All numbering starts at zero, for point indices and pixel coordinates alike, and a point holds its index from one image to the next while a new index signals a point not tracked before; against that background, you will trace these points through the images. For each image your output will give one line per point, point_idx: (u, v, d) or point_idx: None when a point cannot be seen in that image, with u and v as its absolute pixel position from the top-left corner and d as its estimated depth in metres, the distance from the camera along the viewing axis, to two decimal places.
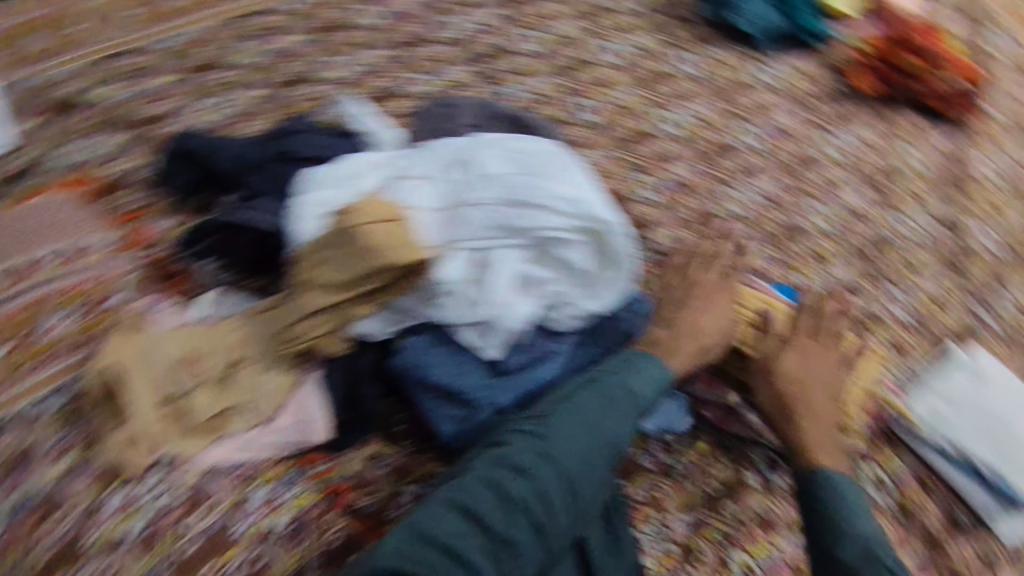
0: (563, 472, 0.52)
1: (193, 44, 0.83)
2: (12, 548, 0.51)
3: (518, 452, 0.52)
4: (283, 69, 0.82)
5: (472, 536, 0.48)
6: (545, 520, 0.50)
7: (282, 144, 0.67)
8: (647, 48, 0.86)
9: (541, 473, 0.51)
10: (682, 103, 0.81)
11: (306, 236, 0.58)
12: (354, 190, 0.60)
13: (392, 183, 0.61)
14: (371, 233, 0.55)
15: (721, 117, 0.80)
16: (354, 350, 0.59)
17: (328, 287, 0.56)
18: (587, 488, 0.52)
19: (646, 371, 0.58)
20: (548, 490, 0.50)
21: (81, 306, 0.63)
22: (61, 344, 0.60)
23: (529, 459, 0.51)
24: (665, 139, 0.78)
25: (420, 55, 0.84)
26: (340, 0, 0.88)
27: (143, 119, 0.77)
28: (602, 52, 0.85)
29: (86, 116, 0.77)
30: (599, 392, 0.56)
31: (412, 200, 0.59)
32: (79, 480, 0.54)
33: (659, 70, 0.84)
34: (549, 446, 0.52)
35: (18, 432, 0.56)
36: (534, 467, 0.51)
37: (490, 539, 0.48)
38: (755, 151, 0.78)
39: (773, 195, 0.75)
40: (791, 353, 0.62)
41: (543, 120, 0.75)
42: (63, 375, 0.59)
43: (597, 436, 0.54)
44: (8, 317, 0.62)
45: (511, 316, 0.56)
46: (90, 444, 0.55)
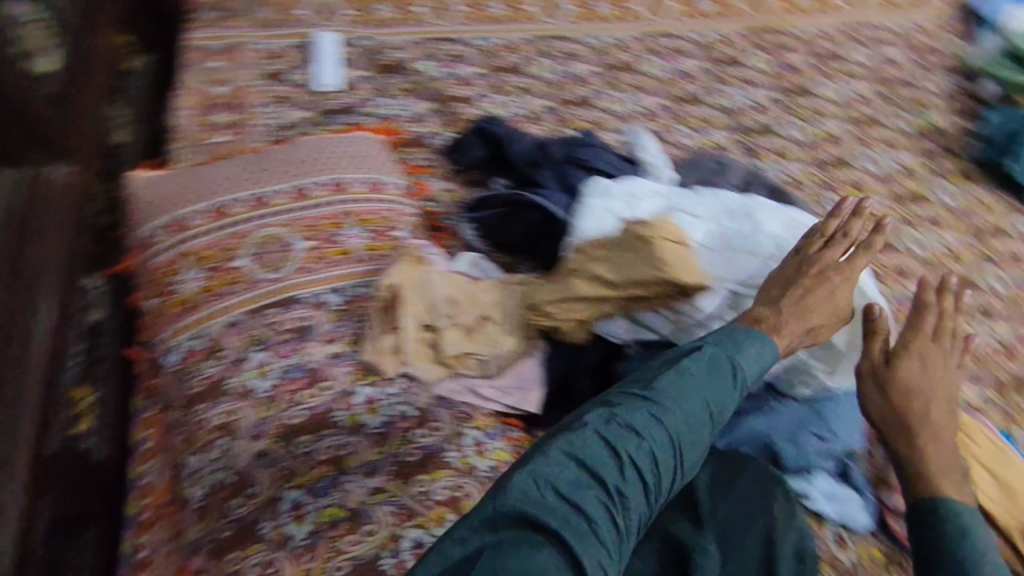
0: (670, 436, 0.53)
1: (503, 49, 0.95)
2: (279, 400, 0.61)
3: (633, 415, 0.53)
4: (571, 89, 0.92)
5: (590, 488, 0.50)
6: (653, 479, 0.52)
7: (575, 153, 0.77)
8: (909, 168, 0.89)
9: (654, 436, 0.52)
10: (932, 228, 0.83)
11: (591, 235, 0.66)
12: (637, 207, 0.68)
13: (673, 212, 0.67)
14: (659, 248, 0.62)
15: (969, 254, 0.82)
16: (585, 345, 0.66)
17: (601, 282, 0.63)
18: (691, 452, 0.54)
19: (755, 349, 0.59)
20: (659, 453, 0.52)
21: (375, 230, 0.72)
22: (354, 254, 0.70)
23: (632, 417, 0.53)
24: (908, 255, 0.80)
25: (691, 112, 0.91)
26: (633, 46, 0.98)
27: (450, 96, 0.90)
28: (862, 159, 0.89)
29: (406, 81, 0.91)
30: (709, 367, 0.57)
31: (692, 233, 0.66)
32: (341, 366, 0.63)
33: (917, 191, 0.87)
34: (660, 409, 0.54)
35: (304, 311, 0.65)
36: (642, 426, 0.52)
37: (606, 491, 0.50)
38: (997, 295, 0.79)
39: (1004, 343, 0.76)
40: (906, 376, 0.63)
41: (798, 202, 0.80)
42: (349, 279, 0.68)
43: (703, 402, 0.55)
44: (319, 220, 0.71)
45: (754, 359, 0.65)
46: (355, 340, 0.65)
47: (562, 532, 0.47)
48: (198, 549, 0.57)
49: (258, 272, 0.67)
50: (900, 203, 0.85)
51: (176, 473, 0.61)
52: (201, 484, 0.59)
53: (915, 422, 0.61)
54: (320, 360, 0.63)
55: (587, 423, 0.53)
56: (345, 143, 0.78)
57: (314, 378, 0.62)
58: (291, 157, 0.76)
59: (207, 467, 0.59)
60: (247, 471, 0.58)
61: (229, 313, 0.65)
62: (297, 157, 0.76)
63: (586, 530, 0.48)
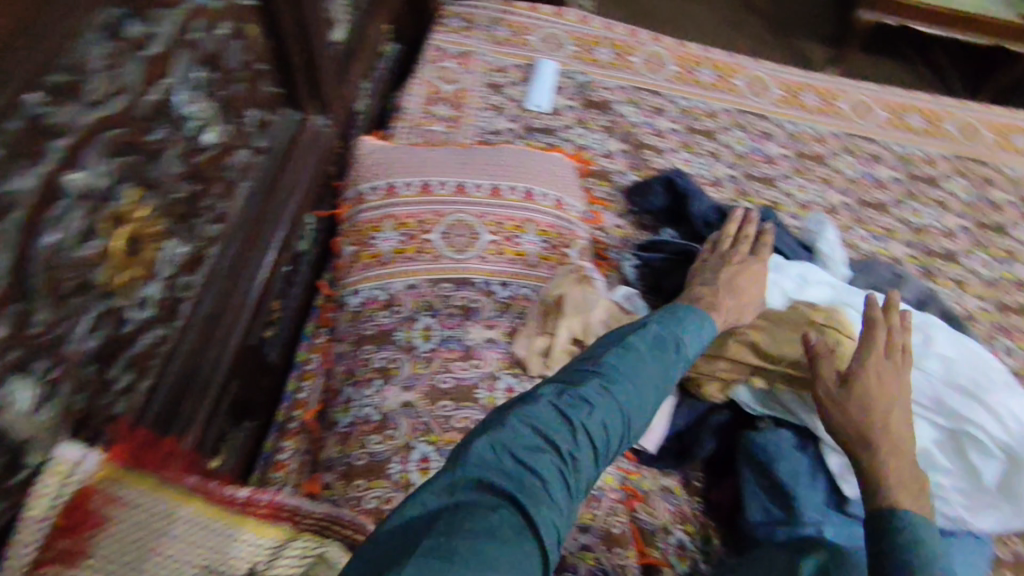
0: (620, 407, 0.54)
1: (703, 113, 1.00)
2: (435, 363, 0.67)
3: (585, 389, 0.53)
4: (759, 165, 0.95)
5: (547, 452, 0.47)
6: (599, 446, 0.51)
7: (754, 225, 0.80)
8: None
9: (604, 403, 0.53)
10: None
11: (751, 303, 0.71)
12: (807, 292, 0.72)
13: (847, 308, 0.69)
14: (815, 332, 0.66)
15: None
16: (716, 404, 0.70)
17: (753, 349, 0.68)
18: (637, 424, 0.55)
19: (690, 335, 0.63)
20: (608, 420, 0.52)
21: (551, 242, 0.78)
22: (528, 258, 0.76)
23: (586, 392, 0.53)
24: None
25: (875, 219, 0.91)
26: (831, 142, 0.99)
27: (643, 144, 0.96)
28: None
29: (606, 120, 0.98)
30: (650, 350, 0.59)
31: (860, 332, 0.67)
32: (494, 352, 0.69)
33: None
34: (608, 382, 0.55)
35: (474, 295, 0.72)
36: (590, 396, 0.53)
37: (561, 454, 0.48)
38: None
39: None
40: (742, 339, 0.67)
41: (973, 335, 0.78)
42: (519, 278, 0.74)
43: (648, 380, 0.57)
44: (506, 219, 0.78)
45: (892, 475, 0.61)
46: (510, 333, 0.70)
47: (519, 493, 0.43)
48: (331, 467, 0.63)
49: (445, 250, 0.74)
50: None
51: (329, 397, 0.69)
52: (349, 413, 0.65)
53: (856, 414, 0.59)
54: (478, 342, 0.69)
55: (544, 406, 0.51)
56: (541, 158, 0.85)
57: (467, 355, 0.68)
58: (492, 158, 0.83)
59: (359, 399, 0.65)
60: (391, 415, 0.64)
61: (412, 275, 0.73)
62: (498, 160, 0.83)
63: (543, 494, 0.45)
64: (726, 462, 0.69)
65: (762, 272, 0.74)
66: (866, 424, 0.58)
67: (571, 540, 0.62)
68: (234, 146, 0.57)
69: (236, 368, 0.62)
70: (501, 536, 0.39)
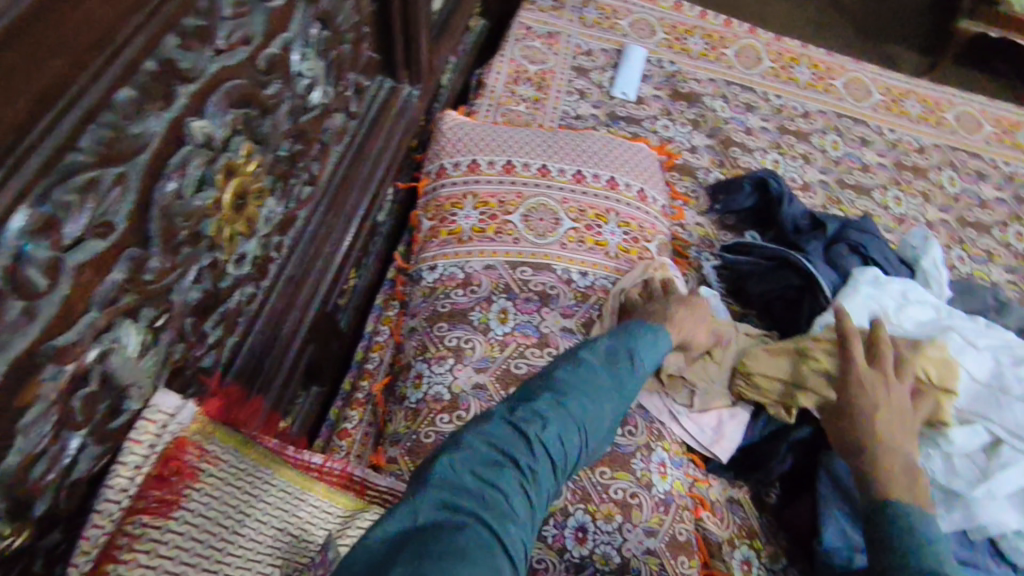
0: (574, 421, 0.48)
1: (795, 113, 0.96)
2: (507, 347, 0.65)
3: (540, 404, 0.47)
4: (852, 172, 0.90)
5: (504, 467, 0.42)
6: (560, 464, 0.45)
7: (852, 234, 0.76)
8: None
9: (563, 416, 0.47)
10: None
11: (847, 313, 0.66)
12: (905, 310, 0.67)
13: (946, 330, 0.65)
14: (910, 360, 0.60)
15: None
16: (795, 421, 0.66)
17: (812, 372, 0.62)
18: (594, 438, 0.49)
19: (648, 347, 0.58)
20: (568, 436, 0.46)
21: (632, 233, 0.76)
22: (608, 247, 0.74)
23: (539, 406, 0.47)
24: None
25: (973, 239, 0.86)
26: (931, 154, 0.94)
27: (730, 140, 0.92)
28: None
29: (692, 112, 0.94)
30: (605, 366, 0.54)
31: (962, 356, 0.62)
32: (568, 340, 0.67)
33: None
34: (561, 394, 0.49)
35: (550, 281, 0.70)
36: (546, 410, 0.47)
37: (519, 470, 0.42)
38: None
39: None
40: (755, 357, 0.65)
41: None
42: (597, 267, 0.72)
43: (605, 394, 0.52)
44: (588, 206, 0.76)
45: (994, 515, 0.56)
46: (586, 324, 0.68)
47: (483, 513, 0.38)
48: (397, 441, 0.61)
49: (527, 233, 0.72)
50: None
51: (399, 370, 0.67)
52: (420, 388, 0.63)
53: (851, 420, 0.57)
54: (557, 329, 0.67)
55: (494, 424, 0.45)
56: (627, 148, 0.83)
57: (543, 342, 0.66)
58: (577, 144, 0.81)
59: (431, 376, 0.63)
60: (460, 394, 0.62)
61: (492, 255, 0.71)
62: (584, 146, 0.81)
63: (509, 510, 0.39)
64: (801, 486, 0.67)
65: (861, 285, 0.68)
66: (858, 427, 0.56)
67: (637, 541, 0.58)
68: (334, 107, 0.57)
69: (313, 334, 0.61)
70: (468, 556, 0.34)
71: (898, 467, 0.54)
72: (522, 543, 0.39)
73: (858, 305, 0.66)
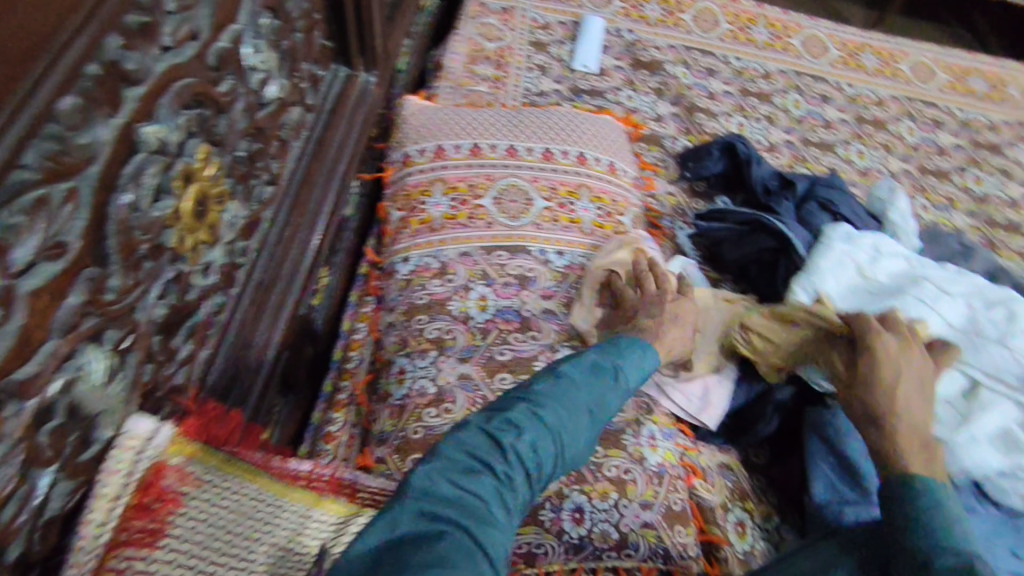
0: (551, 428, 0.48)
1: (757, 74, 0.96)
2: (490, 333, 0.64)
3: (516, 411, 0.48)
4: (816, 130, 0.91)
5: (482, 476, 0.43)
6: (538, 471, 0.46)
7: (820, 192, 0.77)
8: None
9: (540, 424, 0.48)
10: None
11: (824, 268, 0.66)
12: (878, 262, 0.68)
13: (918, 279, 0.66)
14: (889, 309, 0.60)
15: None
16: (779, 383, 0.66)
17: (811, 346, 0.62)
18: (573, 447, 0.49)
19: (633, 360, 0.58)
20: (546, 443, 0.47)
21: (604, 209, 0.75)
22: (582, 225, 0.73)
23: (515, 413, 0.48)
24: None
25: (937, 188, 0.87)
26: (890, 106, 0.95)
27: (695, 106, 0.92)
28: None
29: (655, 81, 0.94)
30: (586, 374, 0.54)
31: (936, 303, 0.63)
32: (550, 322, 0.66)
33: None
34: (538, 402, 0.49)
35: (527, 262, 0.69)
36: (520, 419, 0.47)
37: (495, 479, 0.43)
38: None
39: None
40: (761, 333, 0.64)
41: None
42: (572, 245, 0.71)
43: (586, 403, 0.52)
44: (559, 184, 0.75)
45: (975, 457, 0.57)
46: (566, 303, 0.67)
47: (461, 522, 0.39)
48: (384, 440, 0.59)
49: (500, 216, 0.71)
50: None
51: (380, 367, 0.66)
52: (403, 385, 0.62)
53: (857, 391, 0.55)
54: (541, 315, 0.67)
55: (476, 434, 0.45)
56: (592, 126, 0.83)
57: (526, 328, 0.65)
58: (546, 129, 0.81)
59: (414, 370, 0.62)
60: (445, 386, 0.60)
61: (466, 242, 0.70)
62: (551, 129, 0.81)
63: (488, 521, 0.40)
64: (787, 446, 0.68)
65: (834, 241, 0.68)
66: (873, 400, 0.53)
67: (633, 516, 0.58)
68: (291, 101, 0.55)
69: (288, 339, 0.59)
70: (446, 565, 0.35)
71: (912, 437, 0.52)
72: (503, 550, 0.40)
73: (834, 259, 0.67)
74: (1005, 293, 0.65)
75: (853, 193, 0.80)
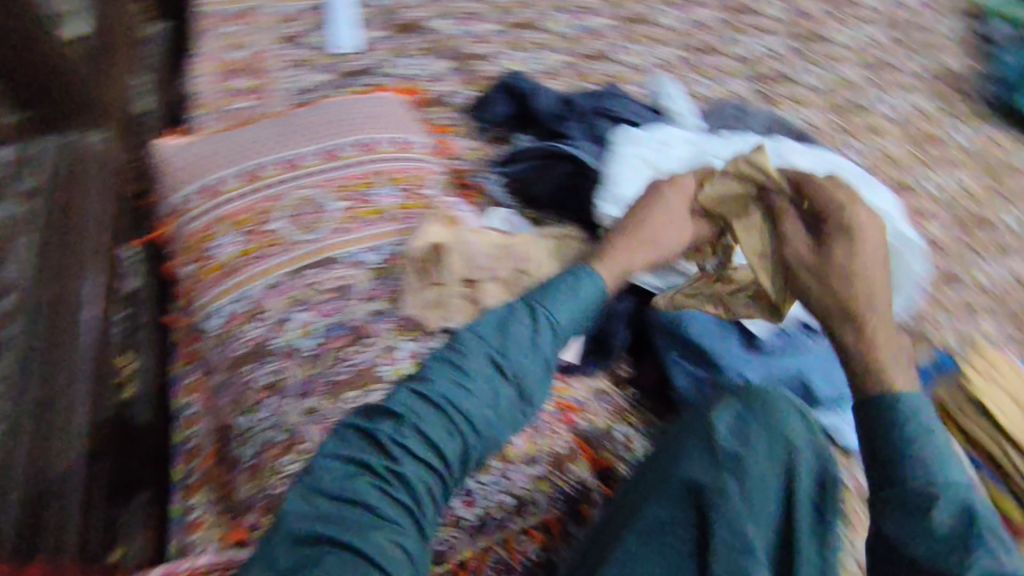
0: (439, 406, 0.50)
1: (518, 4, 0.95)
2: (325, 357, 0.60)
3: (397, 401, 0.50)
4: (588, 42, 0.92)
5: (364, 480, 0.47)
6: (434, 453, 0.49)
7: (601, 103, 0.79)
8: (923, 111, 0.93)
9: (424, 408, 0.49)
10: (947, 169, 0.87)
11: (621, 179, 0.68)
12: (666, 154, 0.71)
13: (701, 159, 0.71)
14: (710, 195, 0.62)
15: (983, 192, 0.85)
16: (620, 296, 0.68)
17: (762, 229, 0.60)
18: (481, 417, 0.50)
19: (558, 295, 0.55)
20: (431, 424, 0.49)
21: (405, 189, 0.72)
22: (387, 213, 0.69)
23: (400, 403, 0.50)
24: (924, 196, 0.83)
25: (707, 62, 0.92)
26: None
27: (468, 54, 0.90)
28: (878, 103, 0.92)
29: (422, 41, 0.90)
30: (495, 328, 0.54)
31: None
32: (383, 322, 0.63)
33: (932, 133, 0.91)
34: (423, 383, 0.51)
35: (342, 271, 0.65)
36: (404, 410, 0.49)
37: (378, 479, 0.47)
38: (1012, 231, 0.82)
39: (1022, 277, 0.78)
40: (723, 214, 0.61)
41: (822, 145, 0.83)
42: (383, 238, 0.68)
43: (491, 368, 0.52)
44: (350, 179, 0.71)
45: None
46: (394, 298, 0.64)
47: (342, 537, 0.44)
48: (251, 506, 0.56)
49: (296, 233, 0.66)
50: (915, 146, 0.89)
51: (225, 434, 0.61)
52: (251, 443, 0.58)
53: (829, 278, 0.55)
54: (370, 313, 0.63)
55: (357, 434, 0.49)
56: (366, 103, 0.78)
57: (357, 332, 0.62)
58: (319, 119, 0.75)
59: (258, 425, 0.58)
60: (296, 428, 0.57)
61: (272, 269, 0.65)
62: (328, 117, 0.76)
63: (372, 525, 0.45)
64: (643, 348, 0.70)
65: (623, 149, 0.70)
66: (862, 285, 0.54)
67: (521, 475, 0.60)
68: None
69: None
70: None
71: (886, 332, 0.53)
72: (397, 545, 0.45)
73: (630, 167, 0.69)
74: (772, 144, 0.72)
75: (628, 93, 0.84)
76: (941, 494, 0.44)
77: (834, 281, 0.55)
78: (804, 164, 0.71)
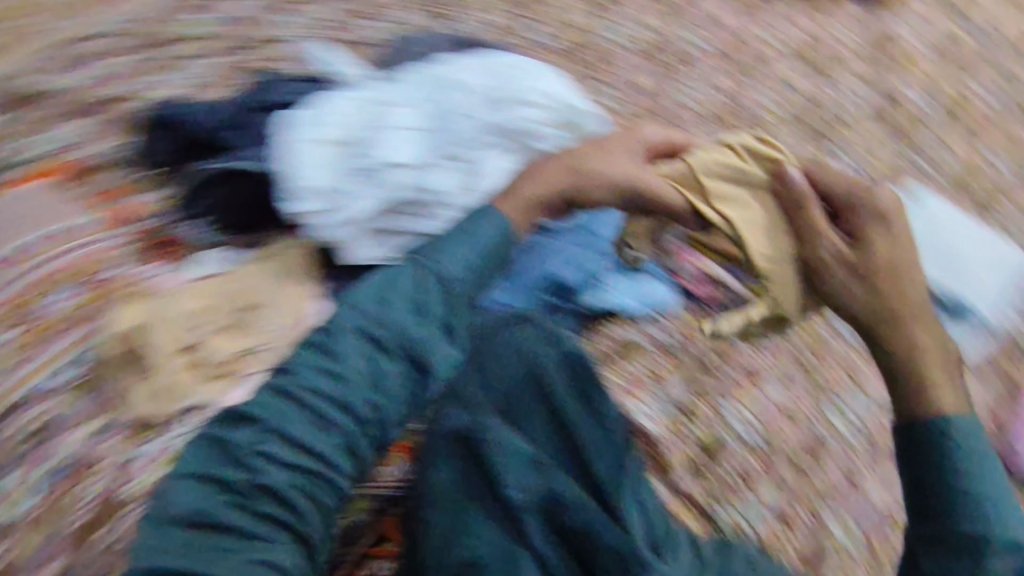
0: (292, 414, 0.58)
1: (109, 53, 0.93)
2: (59, 503, 0.75)
3: (267, 417, 0.58)
4: (211, 69, 0.93)
5: (217, 495, 0.56)
6: (280, 471, 0.57)
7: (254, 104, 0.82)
8: (496, 22, 1.02)
9: (288, 419, 0.58)
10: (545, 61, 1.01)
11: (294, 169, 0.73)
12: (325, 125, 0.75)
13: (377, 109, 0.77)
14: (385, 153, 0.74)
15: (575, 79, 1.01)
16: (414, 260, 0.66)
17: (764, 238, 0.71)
18: (392, 405, 0.61)
19: (477, 232, 0.68)
20: (271, 443, 0.57)
21: (79, 283, 0.81)
22: (64, 319, 0.79)
23: (255, 413, 0.58)
24: None
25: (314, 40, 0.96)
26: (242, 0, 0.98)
27: (85, 103, 0.89)
28: (448, 27, 1.00)
29: (35, 113, 0.88)
30: (409, 276, 0.63)
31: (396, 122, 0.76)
32: (104, 441, 0.76)
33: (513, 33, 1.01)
34: (280, 422, 0.58)
35: (39, 405, 0.77)
36: (269, 412, 0.58)
37: (231, 495, 0.56)
38: (613, 109, 1.00)
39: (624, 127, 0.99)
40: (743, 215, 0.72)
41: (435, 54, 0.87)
42: (63, 354, 0.78)
43: (374, 386, 0.60)
44: (11, 299, 0.80)
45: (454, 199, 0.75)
46: (113, 408, 0.77)
47: (229, 545, 0.55)
48: None
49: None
50: (592, 71, 1.02)
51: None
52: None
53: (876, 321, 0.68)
54: (201, 289, 0.77)
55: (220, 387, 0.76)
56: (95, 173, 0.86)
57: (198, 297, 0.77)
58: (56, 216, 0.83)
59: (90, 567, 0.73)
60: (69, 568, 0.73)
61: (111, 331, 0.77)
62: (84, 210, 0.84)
63: (234, 548, 0.55)
64: None
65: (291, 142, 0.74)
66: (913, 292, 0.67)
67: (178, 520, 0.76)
68: None
69: None
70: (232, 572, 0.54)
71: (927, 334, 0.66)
72: (282, 554, 0.56)
73: (296, 154, 0.73)
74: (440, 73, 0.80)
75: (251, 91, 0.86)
76: (996, 546, 0.57)
77: (882, 283, 0.67)
78: (480, 75, 0.80)
